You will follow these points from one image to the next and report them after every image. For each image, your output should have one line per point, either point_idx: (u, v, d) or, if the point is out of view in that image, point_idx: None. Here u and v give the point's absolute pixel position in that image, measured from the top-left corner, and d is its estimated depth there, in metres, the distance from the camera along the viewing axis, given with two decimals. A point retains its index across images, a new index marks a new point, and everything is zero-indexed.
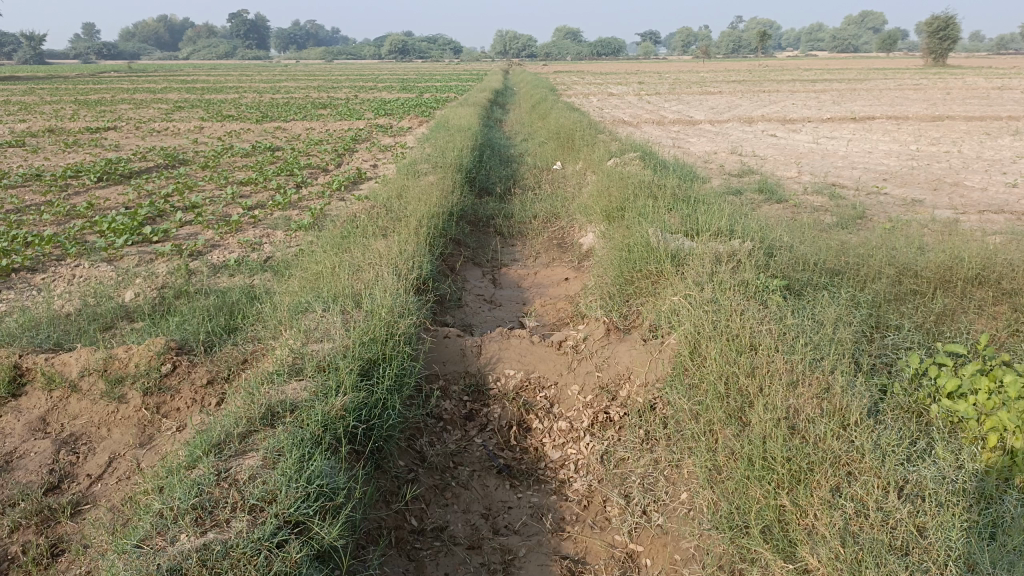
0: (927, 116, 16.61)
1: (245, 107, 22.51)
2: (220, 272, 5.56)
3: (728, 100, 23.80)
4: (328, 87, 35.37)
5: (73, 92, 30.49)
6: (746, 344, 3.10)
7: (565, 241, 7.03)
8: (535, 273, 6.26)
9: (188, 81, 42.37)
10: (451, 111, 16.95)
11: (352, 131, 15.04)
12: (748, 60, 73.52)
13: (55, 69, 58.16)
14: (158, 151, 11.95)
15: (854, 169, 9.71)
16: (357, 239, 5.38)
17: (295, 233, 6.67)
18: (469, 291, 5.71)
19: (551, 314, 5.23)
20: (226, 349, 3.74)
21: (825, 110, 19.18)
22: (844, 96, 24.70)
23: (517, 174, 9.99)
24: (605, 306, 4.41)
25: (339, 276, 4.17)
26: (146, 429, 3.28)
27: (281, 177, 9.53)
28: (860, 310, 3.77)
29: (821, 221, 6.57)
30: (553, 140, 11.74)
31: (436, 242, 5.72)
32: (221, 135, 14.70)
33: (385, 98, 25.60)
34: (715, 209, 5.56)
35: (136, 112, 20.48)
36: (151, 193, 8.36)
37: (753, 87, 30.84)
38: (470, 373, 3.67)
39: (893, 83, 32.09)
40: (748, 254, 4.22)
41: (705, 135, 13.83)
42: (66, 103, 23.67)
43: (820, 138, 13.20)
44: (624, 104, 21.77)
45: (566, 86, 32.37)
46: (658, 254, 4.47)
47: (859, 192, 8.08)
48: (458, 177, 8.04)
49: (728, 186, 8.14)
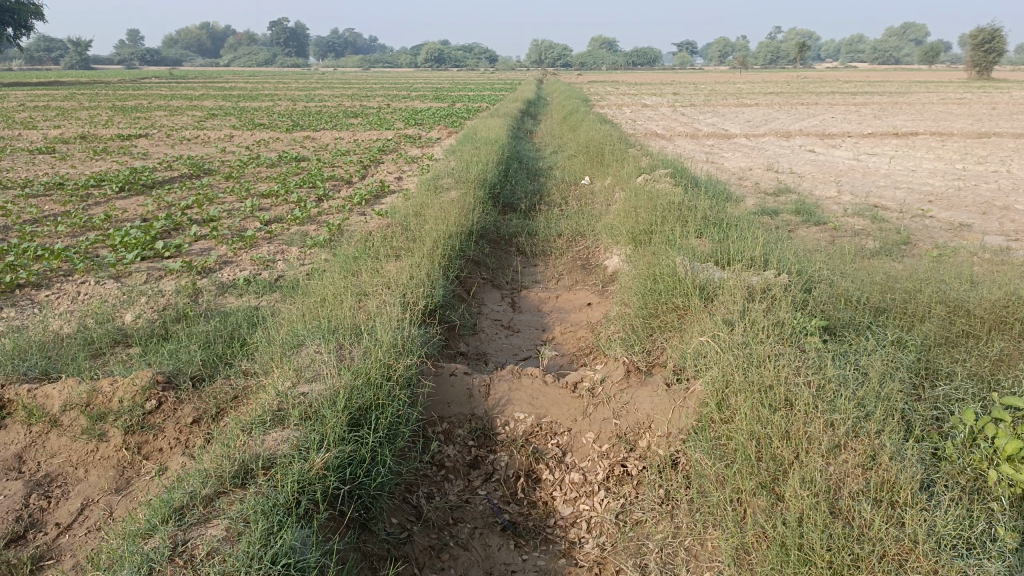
0: (973, 132, 16.00)
1: (276, 115, 22.57)
2: (227, 291, 5.35)
3: (765, 113, 23.34)
4: (361, 95, 35.41)
5: (112, 99, 30.80)
6: (781, 398, 2.78)
7: (590, 262, 6.74)
8: (556, 296, 5.96)
9: (224, 87, 42.84)
10: (480, 121, 16.74)
11: (380, 141, 14.89)
12: (785, 72, 72.56)
13: (99, 74, 59.21)
14: (184, 160, 11.87)
15: (897, 189, 9.27)
16: (369, 260, 5.13)
17: (310, 251, 6.45)
18: (485, 315, 5.43)
19: (570, 345, 4.94)
20: (217, 384, 3.50)
21: (866, 124, 18.65)
22: (884, 111, 24.06)
23: (543, 190, 9.71)
24: (627, 341, 4.10)
25: (341, 305, 3.92)
26: (125, 472, 3.03)
27: (303, 190, 9.35)
28: (908, 355, 3.43)
29: (862, 248, 6.19)
30: (583, 153, 11.46)
31: (453, 263, 5.45)
32: (249, 144, 14.65)
33: (416, 108, 25.51)
34: (750, 234, 5.22)
35: (169, 119, 20.63)
36: (170, 204, 8.22)
37: (790, 100, 30.26)
38: (476, 416, 3.37)
39: (936, 96, 31.23)
40: (784, 289, 3.89)
41: (740, 149, 13.43)
42: (103, 110, 23.96)
43: (860, 154, 12.73)
44: (657, 116, 21.41)
45: (599, 97, 32.03)
46: (685, 286, 4.15)
47: (903, 215, 7.68)
48: (481, 193, 7.79)
49: (762, 206, 7.78)
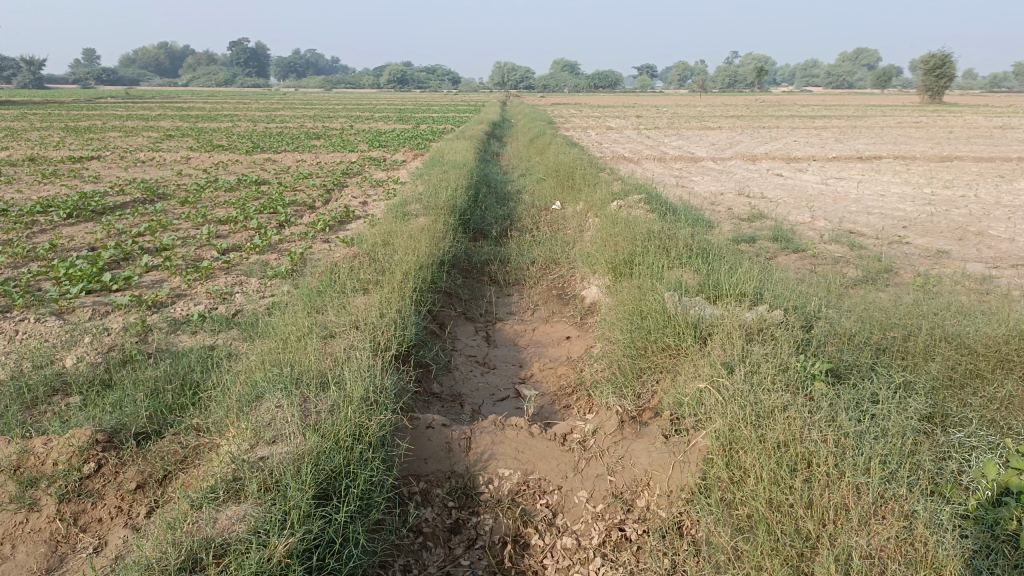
0: (935, 156, 16.18)
1: (236, 136, 22.05)
2: (180, 329, 4.97)
3: (729, 136, 23.45)
4: (323, 116, 35.08)
5: (65, 119, 29.95)
6: (799, 457, 2.55)
7: (566, 292, 6.47)
8: (533, 329, 5.68)
9: (183, 108, 42.10)
10: (446, 144, 16.49)
11: (343, 164, 14.53)
12: (744, 96, 73.84)
13: (52, 94, 57.76)
14: (137, 184, 11.38)
15: (870, 214, 9.21)
16: (335, 295, 4.80)
17: (271, 283, 6.08)
18: (459, 350, 5.14)
19: (551, 383, 4.66)
20: (164, 442, 3.12)
21: (830, 148, 18.81)
22: (846, 134, 24.37)
23: (514, 214, 9.46)
24: (615, 385, 3.82)
25: (305, 348, 3.59)
26: (58, 548, 2.58)
27: (264, 216, 8.96)
28: (916, 398, 3.20)
29: (845, 278, 6.02)
30: (553, 176, 11.25)
31: (424, 296, 5.14)
32: (207, 167, 14.19)
33: (379, 130, 25.17)
34: (736, 266, 5.00)
35: (124, 140, 20.01)
36: (121, 232, 7.78)
37: (753, 123, 30.59)
38: (456, 473, 3.05)
39: (893, 119, 31.88)
40: (782, 326, 3.65)
41: (709, 173, 13.36)
42: (55, 131, 23.19)
43: (828, 179, 12.72)
44: (623, 139, 21.39)
45: (565, 119, 31.98)
46: (677, 323, 3.88)
47: (880, 241, 7.56)
48: (452, 220, 7.49)
49: (738, 233, 7.61)
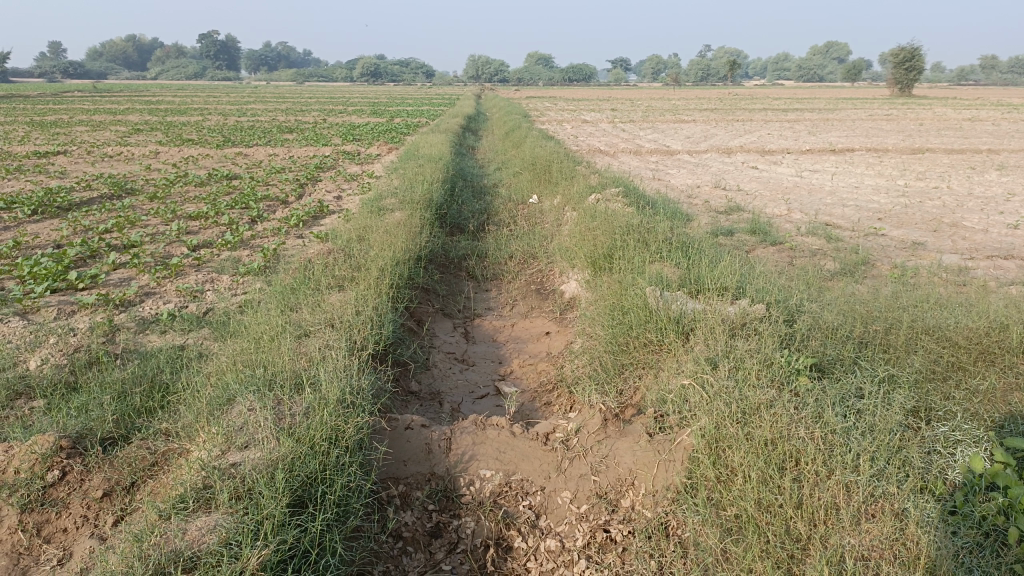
0: (907, 148, 16.33)
1: (207, 131, 21.69)
2: (149, 328, 4.83)
3: (704, 129, 23.51)
4: (296, 109, 34.68)
5: (30, 112, 29.32)
6: (787, 456, 2.51)
7: (545, 286, 6.41)
8: (512, 325, 5.61)
9: (152, 101, 41.39)
10: (421, 137, 16.33)
11: (317, 158, 14.34)
12: (717, 89, 74.31)
13: (16, 87, 56.61)
14: (104, 179, 11.12)
15: (846, 206, 9.25)
16: (309, 292, 4.69)
17: (243, 279, 5.95)
18: (437, 347, 5.05)
19: (531, 380, 4.61)
20: (132, 447, 3.00)
21: (803, 140, 18.93)
22: (818, 127, 24.56)
23: (490, 208, 9.37)
24: (597, 383, 3.76)
25: (279, 348, 3.49)
26: (20, 560, 2.45)
27: (235, 211, 8.78)
28: (900, 393, 3.17)
29: (823, 270, 6.02)
30: (529, 170, 11.17)
31: (401, 292, 5.05)
32: (177, 161, 13.92)
33: (352, 123, 24.89)
34: (717, 260, 4.96)
35: (91, 135, 19.59)
36: (88, 228, 7.58)
37: (727, 116, 30.75)
38: (436, 475, 2.96)
39: (864, 112, 32.19)
40: (765, 320, 3.61)
41: (685, 166, 13.35)
42: (20, 125, 22.66)
43: (803, 171, 12.78)
44: (598, 132, 21.34)
45: (540, 112, 31.93)
46: (659, 318, 3.83)
47: (856, 233, 7.59)
48: (428, 214, 7.39)
49: (716, 226, 7.60)
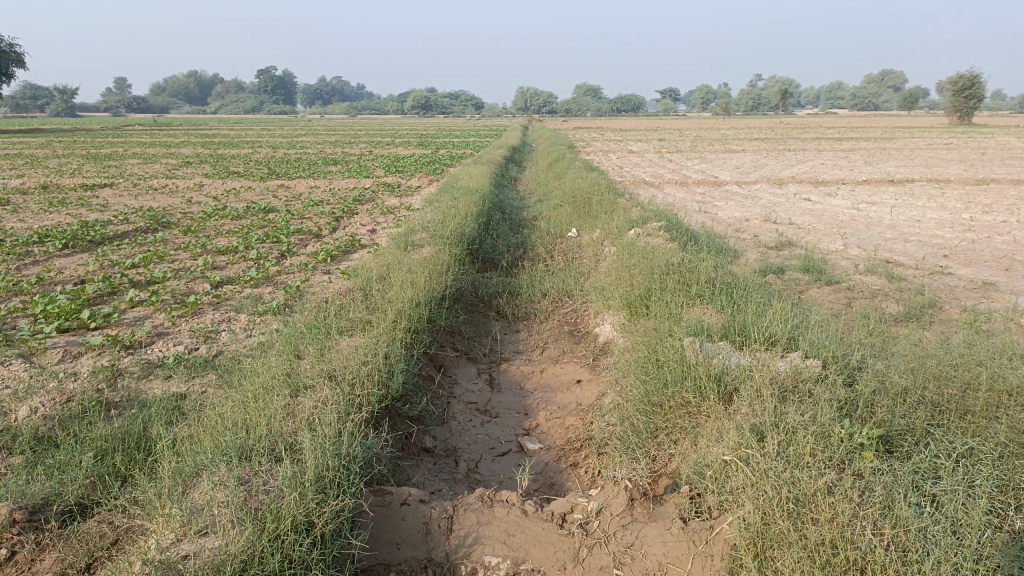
0: (970, 179, 15.54)
1: (253, 163, 21.87)
2: (153, 374, 4.56)
3: (753, 159, 22.89)
4: (344, 141, 35.07)
5: (88, 146, 30.11)
6: (851, 564, 2.09)
7: (579, 328, 6.00)
8: (541, 371, 5.19)
9: (206, 134, 42.47)
10: (462, 169, 16.12)
11: (356, 190, 14.20)
12: (768, 119, 73.20)
13: (78, 121, 58.60)
14: (143, 212, 11.08)
15: (907, 241, 8.66)
16: (319, 336, 4.37)
17: (260, 319, 5.67)
18: (458, 398, 4.66)
19: (557, 437, 4.19)
20: (93, 522, 2.67)
21: (859, 171, 18.24)
22: (875, 156, 23.76)
23: (527, 243, 9.02)
24: (628, 452, 3.31)
25: (268, 407, 3.15)
26: None
27: (265, 245, 8.58)
28: (989, 469, 2.66)
29: (884, 314, 5.50)
30: (569, 203, 10.80)
31: (419, 337, 4.68)
32: (218, 194, 13.92)
33: (397, 155, 24.90)
34: (767, 305, 4.49)
35: (140, 168, 19.89)
36: (115, 263, 7.44)
37: (777, 146, 30.10)
38: (434, 561, 2.51)
39: (921, 141, 31.12)
40: (820, 379, 3.13)
41: (733, 198, 12.84)
42: (75, 158, 23.19)
43: (859, 203, 12.16)
44: (644, 163, 20.90)
45: (584, 143, 31.65)
46: (698, 376, 3.37)
47: (920, 272, 7.03)
48: (458, 250, 7.07)
49: (766, 263, 7.10)
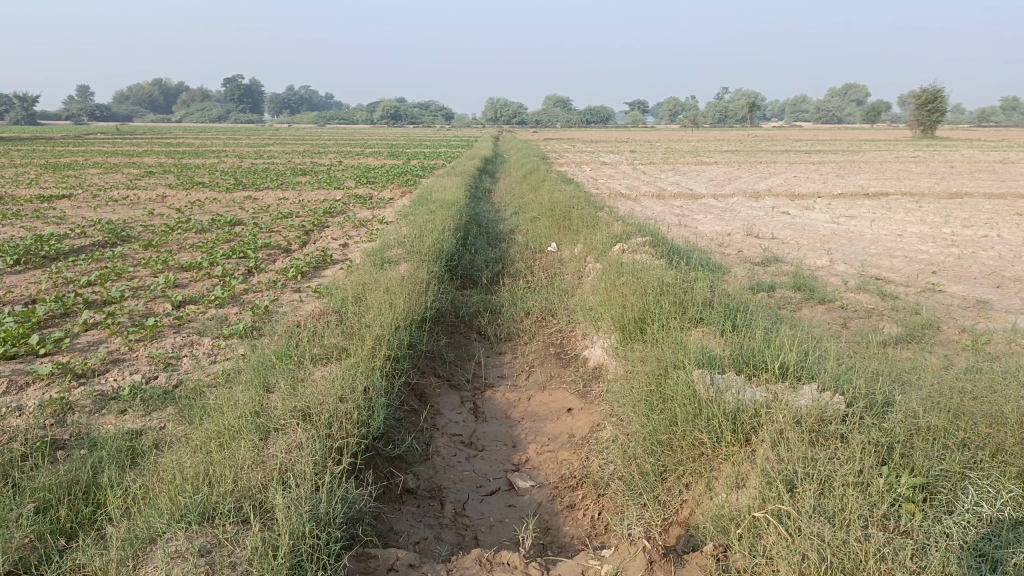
0: (943, 192, 15.55)
1: (220, 173, 21.31)
2: (106, 407, 4.16)
3: (726, 172, 22.84)
4: (314, 151, 34.61)
5: (49, 154, 29.31)
6: None
7: (566, 350, 5.70)
8: (529, 398, 4.86)
9: (171, 143, 41.71)
10: (436, 180, 15.80)
11: (327, 202, 13.80)
12: (737, 130, 73.88)
13: (37, 129, 57.20)
14: (101, 225, 10.58)
15: (893, 257, 8.50)
16: (291, 365, 4.01)
17: (225, 343, 5.28)
18: (441, 430, 4.32)
19: (550, 473, 3.87)
20: None
21: (833, 184, 18.25)
22: (847, 168, 23.85)
23: (506, 258, 8.72)
24: (638, 502, 3.00)
25: (235, 454, 2.79)
26: None
27: (232, 261, 8.18)
28: None
29: (883, 335, 5.27)
30: (547, 216, 10.52)
31: (399, 365, 4.34)
32: (182, 206, 13.44)
33: (369, 165, 24.48)
34: (772, 330, 4.20)
35: (102, 178, 19.27)
36: (69, 281, 6.98)
37: (748, 158, 30.25)
38: None
39: (890, 154, 31.45)
40: (847, 418, 2.86)
41: (712, 211, 12.67)
42: (34, 167, 22.44)
43: (838, 217, 12.04)
44: (618, 175, 20.75)
45: (557, 154, 31.48)
46: (711, 413, 3.07)
47: (912, 289, 6.84)
48: (437, 267, 6.74)
49: (754, 280, 6.87)
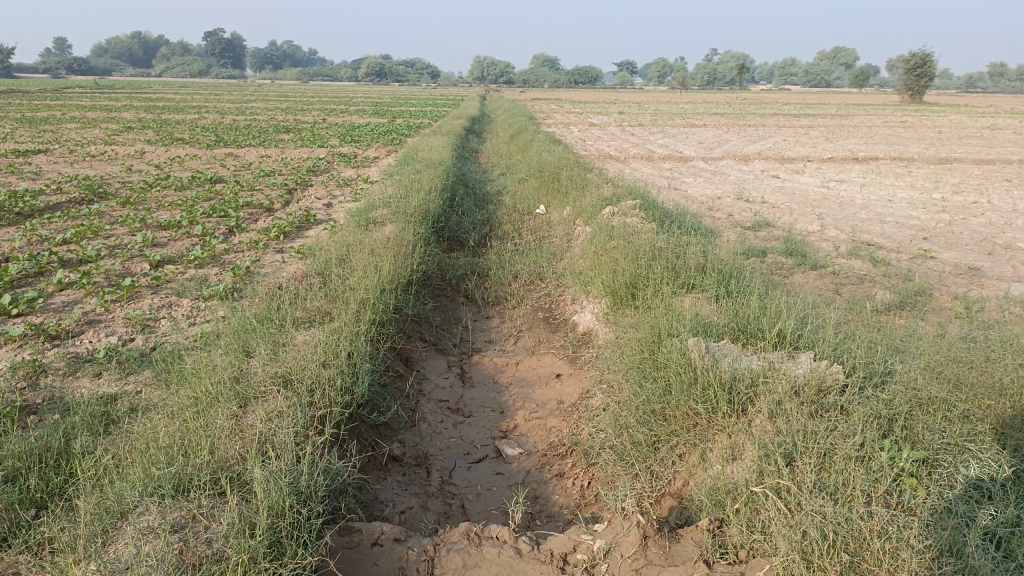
0: (933, 157, 15.45)
1: (200, 130, 20.86)
2: (81, 370, 4.01)
3: (716, 134, 22.62)
4: (299, 108, 34.03)
5: (25, 108, 28.58)
6: None
7: (554, 315, 5.59)
8: (516, 364, 4.77)
9: (152, 98, 40.92)
10: (422, 140, 15.52)
11: (311, 160, 13.53)
12: (725, 93, 73.34)
13: (14, 82, 55.83)
14: (78, 181, 10.30)
15: (884, 222, 8.42)
16: (272, 328, 3.87)
17: (205, 305, 5.13)
18: (427, 395, 4.22)
19: (538, 440, 3.79)
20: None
21: (823, 148, 18.13)
22: (836, 133, 23.72)
23: (493, 220, 8.56)
24: (631, 474, 2.92)
25: (213, 422, 2.67)
26: None
27: (212, 220, 7.97)
28: None
29: (876, 303, 5.20)
30: (536, 177, 10.34)
31: (385, 329, 4.21)
32: (162, 162, 13.12)
33: (354, 123, 24.04)
34: (767, 297, 4.10)
35: (79, 133, 18.79)
36: (43, 239, 6.77)
37: (737, 120, 30.01)
38: None
39: (880, 119, 31.29)
40: (847, 391, 2.77)
41: (701, 174, 12.53)
42: (9, 121, 21.85)
43: (828, 181, 11.94)
44: (606, 137, 20.51)
45: (545, 114, 31.08)
46: (706, 382, 2.98)
47: (904, 256, 6.77)
48: (423, 229, 6.58)
49: (746, 244, 6.77)
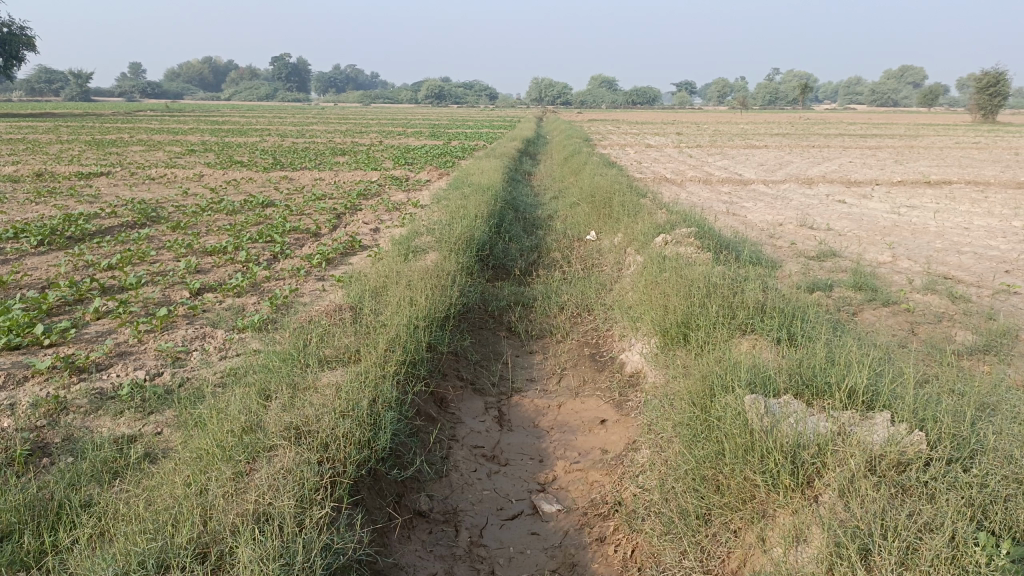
0: (1012, 181, 14.60)
1: (259, 152, 21.20)
2: (103, 407, 3.86)
3: (777, 156, 21.98)
4: (357, 130, 34.42)
5: (96, 131, 29.57)
6: None
7: (601, 352, 5.27)
8: (558, 406, 4.45)
9: (216, 120, 42.06)
10: (475, 162, 15.39)
11: (363, 184, 13.50)
12: (787, 112, 71.88)
13: (90, 105, 58.20)
14: (133, 205, 10.40)
15: (961, 253, 7.86)
16: (296, 369, 3.65)
17: (238, 338, 4.97)
18: (461, 441, 3.94)
19: (578, 496, 3.46)
20: None
21: (891, 171, 17.39)
22: (905, 154, 22.83)
23: (542, 246, 8.30)
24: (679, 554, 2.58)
25: (215, 483, 2.44)
26: None
27: (258, 245, 7.89)
28: None
29: (956, 346, 4.74)
30: (588, 201, 10.05)
31: (415, 370, 3.96)
32: (217, 185, 13.22)
33: (409, 145, 24.14)
34: (834, 342, 3.71)
35: (143, 155, 19.24)
36: (89, 264, 6.75)
37: (801, 141, 29.21)
38: None
39: (949, 140, 30.11)
40: (932, 466, 2.38)
41: (762, 199, 12.06)
42: (79, 143, 22.56)
43: (898, 207, 11.33)
44: (663, 158, 20.10)
45: (601, 136, 30.75)
46: (765, 449, 2.63)
47: (984, 291, 6.25)
48: (466, 258, 6.35)
49: (809, 277, 6.35)
